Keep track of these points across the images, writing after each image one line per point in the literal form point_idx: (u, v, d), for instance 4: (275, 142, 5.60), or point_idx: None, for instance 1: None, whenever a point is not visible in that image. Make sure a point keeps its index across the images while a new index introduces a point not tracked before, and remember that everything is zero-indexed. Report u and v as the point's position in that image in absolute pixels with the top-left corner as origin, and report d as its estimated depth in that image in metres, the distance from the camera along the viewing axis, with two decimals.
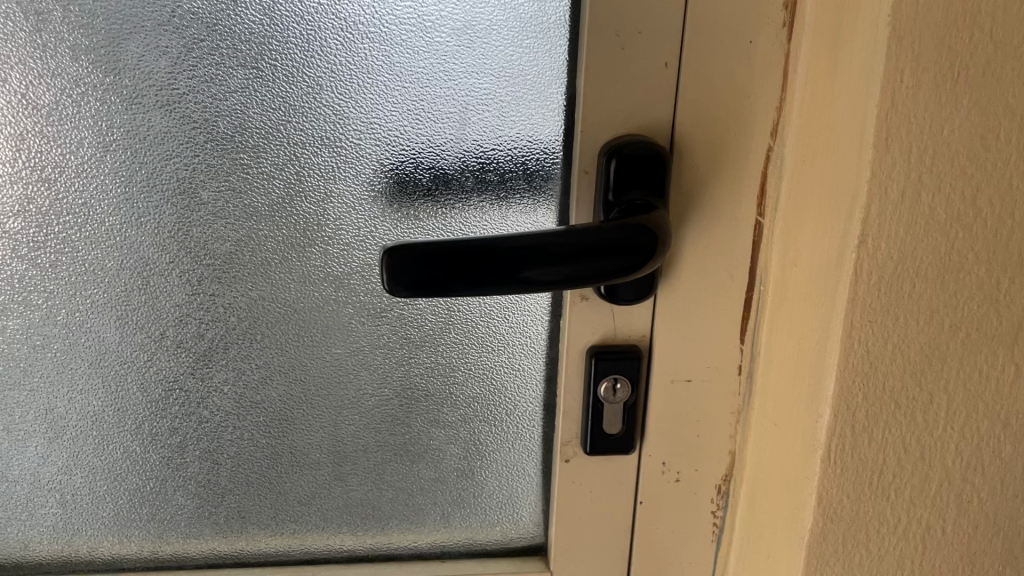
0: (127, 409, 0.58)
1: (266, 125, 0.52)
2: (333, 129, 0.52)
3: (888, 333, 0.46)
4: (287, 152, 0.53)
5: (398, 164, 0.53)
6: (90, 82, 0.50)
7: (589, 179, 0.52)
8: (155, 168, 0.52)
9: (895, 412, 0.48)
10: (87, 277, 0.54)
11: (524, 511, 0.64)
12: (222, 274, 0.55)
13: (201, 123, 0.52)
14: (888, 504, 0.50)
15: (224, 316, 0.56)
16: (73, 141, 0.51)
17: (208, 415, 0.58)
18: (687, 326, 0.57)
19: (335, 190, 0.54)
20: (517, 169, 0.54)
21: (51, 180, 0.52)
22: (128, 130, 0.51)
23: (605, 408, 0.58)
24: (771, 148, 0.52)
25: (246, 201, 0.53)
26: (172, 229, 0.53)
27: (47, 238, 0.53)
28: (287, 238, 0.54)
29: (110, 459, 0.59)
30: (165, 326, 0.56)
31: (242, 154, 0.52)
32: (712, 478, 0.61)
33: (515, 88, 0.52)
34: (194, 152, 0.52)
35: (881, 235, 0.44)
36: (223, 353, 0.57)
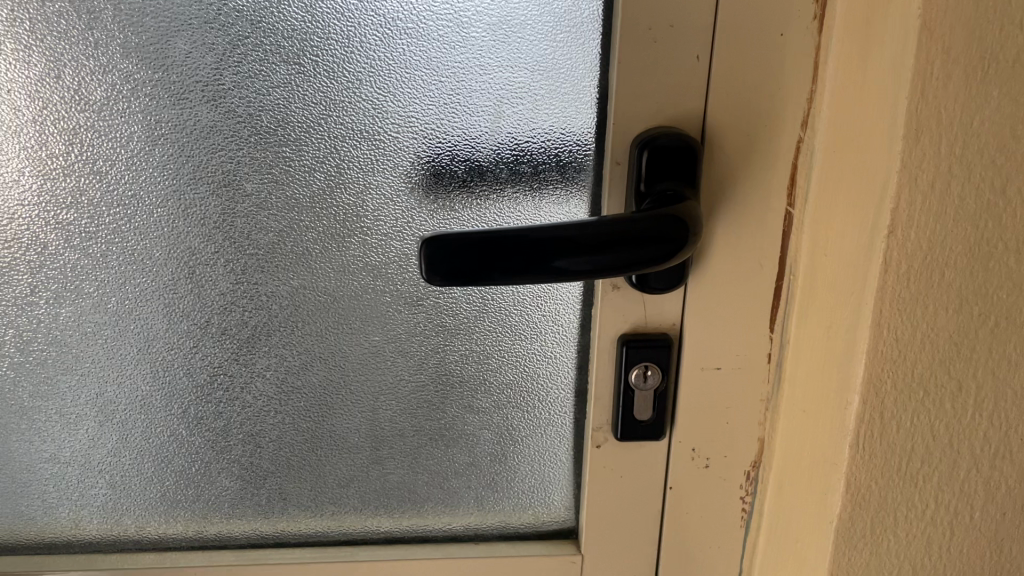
0: (174, 394, 0.60)
1: (307, 119, 0.54)
2: (372, 122, 0.54)
3: (916, 321, 0.47)
4: (328, 144, 0.54)
5: (434, 156, 0.55)
6: (140, 78, 0.52)
7: (621, 170, 0.53)
8: (201, 160, 0.54)
9: (923, 399, 0.49)
10: (136, 266, 0.56)
11: (556, 496, 0.65)
12: (265, 263, 0.57)
13: (245, 117, 0.53)
14: (917, 490, 0.51)
15: (266, 304, 0.58)
16: (123, 136, 0.53)
17: (251, 400, 0.60)
18: (717, 314, 0.58)
19: (373, 182, 0.55)
20: (551, 161, 0.55)
21: (102, 173, 0.54)
22: (176, 124, 0.53)
23: (637, 395, 0.59)
24: (802, 139, 0.53)
25: (288, 192, 0.55)
26: (217, 220, 0.55)
27: (99, 228, 0.55)
28: (328, 229, 0.56)
29: (157, 442, 0.61)
30: (211, 314, 0.58)
31: (285, 147, 0.54)
32: (742, 465, 0.62)
33: (549, 82, 0.53)
34: (238, 145, 0.54)
35: (911, 224, 0.45)
36: (266, 340, 0.59)
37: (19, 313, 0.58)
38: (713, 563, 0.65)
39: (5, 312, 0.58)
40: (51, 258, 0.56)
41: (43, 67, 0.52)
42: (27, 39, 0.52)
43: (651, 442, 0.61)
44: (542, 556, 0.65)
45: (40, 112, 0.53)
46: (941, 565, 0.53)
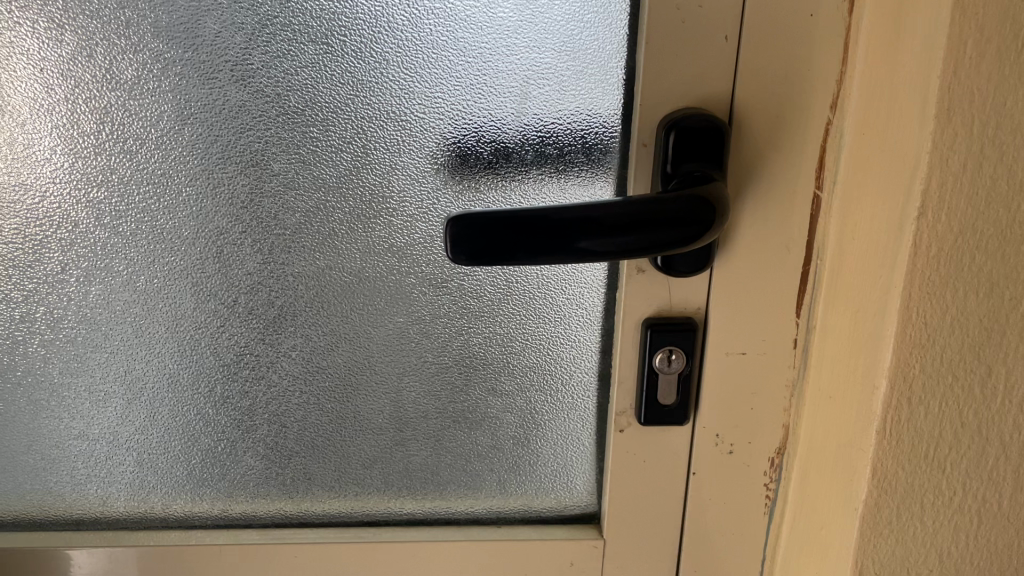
0: (201, 372, 0.60)
1: (335, 100, 0.54)
2: (399, 103, 0.54)
3: (946, 305, 0.47)
4: (355, 125, 0.55)
5: (460, 137, 0.55)
6: (170, 57, 0.53)
7: (648, 151, 0.53)
8: (230, 140, 0.54)
9: (952, 385, 0.48)
10: (164, 245, 0.57)
11: (578, 480, 0.65)
12: (291, 243, 0.57)
13: (273, 96, 0.54)
14: (944, 476, 0.50)
15: (293, 284, 0.58)
16: (153, 115, 0.54)
17: (277, 379, 0.61)
18: (743, 299, 0.57)
19: (399, 162, 0.55)
20: (577, 143, 0.55)
21: (132, 152, 0.55)
22: (205, 103, 0.54)
23: (660, 379, 0.59)
24: (831, 121, 0.53)
25: (315, 172, 0.55)
26: (245, 200, 0.56)
27: (128, 207, 0.56)
28: (354, 209, 0.56)
29: (184, 420, 0.62)
30: (238, 293, 0.58)
31: (312, 126, 0.54)
32: (766, 451, 0.62)
33: (576, 62, 0.53)
34: (266, 125, 0.54)
35: (942, 206, 0.45)
36: (292, 320, 0.59)
37: (50, 290, 0.58)
38: (736, 551, 0.65)
39: (36, 290, 0.59)
40: (81, 236, 0.57)
41: (76, 45, 0.53)
42: (59, 17, 0.52)
43: (675, 426, 0.61)
44: (563, 540, 0.65)
45: (71, 90, 0.54)
46: (968, 554, 0.52)
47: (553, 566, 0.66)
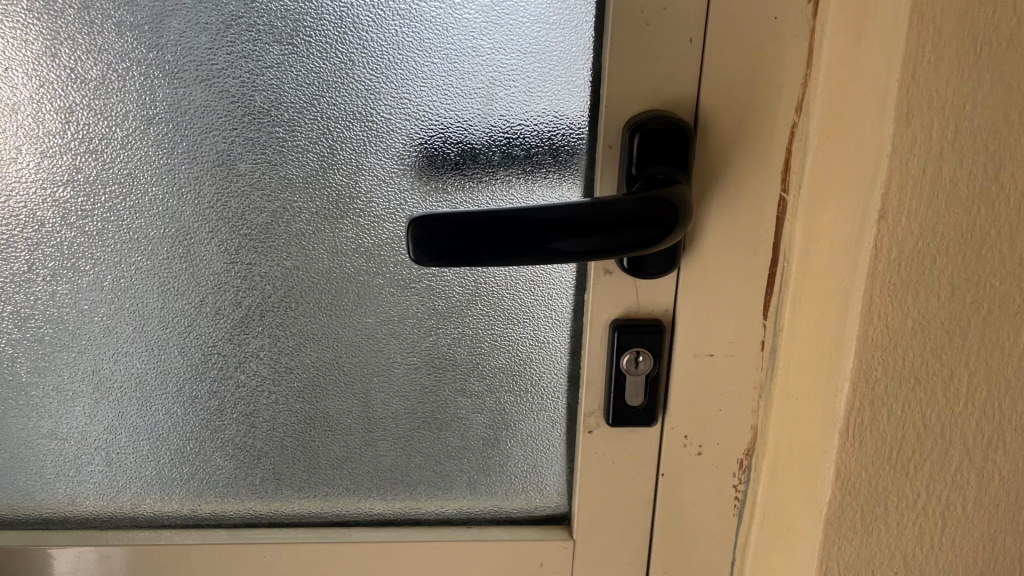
0: (169, 372, 0.60)
1: (300, 100, 0.54)
2: (364, 103, 0.54)
3: (907, 308, 0.47)
4: (321, 125, 0.55)
5: (427, 138, 0.55)
6: (135, 57, 0.53)
7: (613, 153, 0.53)
8: (195, 140, 0.54)
9: (914, 386, 0.48)
10: (132, 245, 0.57)
11: (549, 482, 0.65)
12: (258, 243, 0.57)
13: (238, 97, 0.53)
14: (907, 479, 0.50)
15: (260, 284, 0.58)
16: (118, 115, 0.54)
17: (245, 379, 0.61)
18: (710, 301, 0.57)
19: (366, 163, 0.55)
20: (544, 145, 0.55)
21: (98, 151, 0.54)
22: (170, 103, 0.53)
23: (629, 380, 0.59)
24: (796, 124, 0.53)
25: (281, 172, 0.55)
26: (212, 200, 0.56)
27: (94, 207, 0.56)
28: (321, 210, 0.56)
29: (152, 420, 0.62)
30: (205, 293, 0.58)
31: (278, 127, 0.54)
32: (735, 452, 0.62)
33: (541, 64, 0.53)
34: (232, 125, 0.54)
35: (902, 210, 0.45)
36: (259, 320, 0.59)
37: (18, 289, 0.58)
38: (706, 552, 0.65)
39: (3, 289, 0.58)
40: (48, 236, 0.57)
41: (41, 45, 0.53)
42: (24, 17, 0.52)
43: (645, 427, 0.61)
44: (534, 541, 0.65)
45: (37, 90, 0.54)
46: (932, 556, 0.52)
47: (524, 567, 0.66)
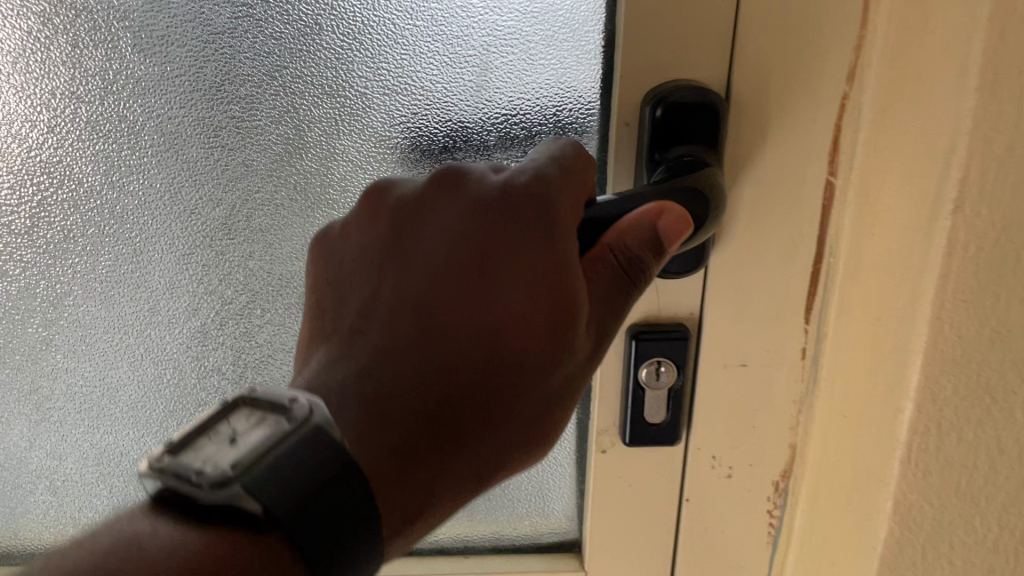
0: (118, 391, 0.52)
1: (258, 73, 0.45)
2: (335, 76, 0.46)
3: (988, 317, 0.37)
4: (284, 102, 0.46)
5: (410, 116, 0.47)
6: (60, 22, 0.44)
7: (630, 132, 0.45)
8: (136, 122, 0.46)
9: (991, 413, 0.38)
10: (67, 245, 0.48)
11: (554, 504, 0.59)
12: (215, 241, 0.49)
13: (186, 70, 0.45)
14: (1000, 534, 0.40)
15: (219, 288, 0.50)
16: (43, 92, 0.45)
17: (206, 399, 0.53)
18: (744, 304, 0.49)
19: (339, 147, 0.47)
20: (548, 122, 0.47)
21: (22, 136, 0.46)
22: (104, 78, 0.45)
23: (647, 397, 0.51)
24: (847, 95, 0.43)
25: (239, 159, 0.47)
26: (159, 191, 0.48)
27: (21, 201, 0.48)
28: (288, 201, 0.48)
29: (101, 445, 0.54)
30: (156, 299, 0.50)
31: (235, 107, 0.46)
32: (770, 473, 0.53)
33: (544, 26, 0.45)
34: (180, 103, 0.46)
35: (983, 197, 0.36)
36: (220, 329, 0.51)
37: None
38: None
39: None
40: None
41: None
42: None
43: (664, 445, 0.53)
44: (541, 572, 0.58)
45: None
46: None
47: None
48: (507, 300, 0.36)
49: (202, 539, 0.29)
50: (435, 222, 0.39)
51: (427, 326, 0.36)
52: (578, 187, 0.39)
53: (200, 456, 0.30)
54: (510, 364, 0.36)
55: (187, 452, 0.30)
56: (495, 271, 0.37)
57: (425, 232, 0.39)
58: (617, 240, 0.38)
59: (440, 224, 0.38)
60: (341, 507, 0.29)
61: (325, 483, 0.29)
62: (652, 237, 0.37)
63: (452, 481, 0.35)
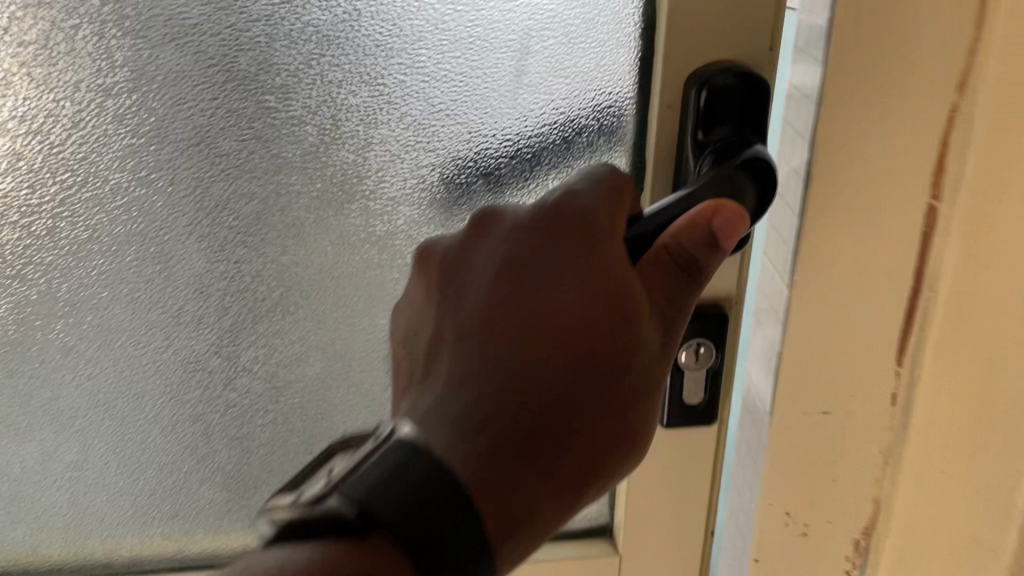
0: (143, 395, 0.50)
1: (295, 61, 0.44)
2: (374, 64, 0.45)
3: None
4: (321, 91, 0.45)
5: (449, 102, 0.46)
6: (86, 11, 0.42)
7: (672, 115, 0.45)
8: (166, 114, 0.44)
9: None
10: (91, 244, 0.46)
11: None
12: (248, 237, 0.47)
13: (219, 60, 0.43)
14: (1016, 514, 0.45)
15: (251, 285, 0.48)
16: (67, 85, 0.43)
17: (237, 398, 0.51)
18: None
19: (376, 136, 0.46)
20: (587, 108, 0.47)
21: (44, 132, 0.44)
22: (133, 69, 0.43)
23: (687, 380, 0.51)
24: (957, 105, 0.40)
25: (274, 151, 0.46)
26: (189, 187, 0.46)
27: (41, 200, 0.45)
28: (323, 192, 0.47)
29: (125, 451, 0.52)
30: (184, 299, 0.48)
31: (270, 97, 0.44)
32: (850, 531, 0.52)
33: (585, 10, 0.44)
34: (212, 94, 0.44)
35: None
36: (252, 328, 0.50)
37: None
38: None
39: None
40: None
41: None
42: None
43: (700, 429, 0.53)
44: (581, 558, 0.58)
45: None
46: None
47: None
48: (570, 299, 0.36)
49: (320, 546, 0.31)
50: (482, 259, 0.38)
51: (496, 331, 0.35)
52: (621, 206, 0.39)
53: (329, 473, 0.34)
54: (591, 360, 0.35)
55: (315, 479, 0.34)
56: (558, 270, 0.36)
57: (473, 269, 0.38)
58: (671, 239, 0.37)
59: (494, 244, 0.38)
60: (449, 511, 0.31)
61: (433, 498, 0.31)
62: (705, 232, 0.37)
63: (550, 494, 0.34)
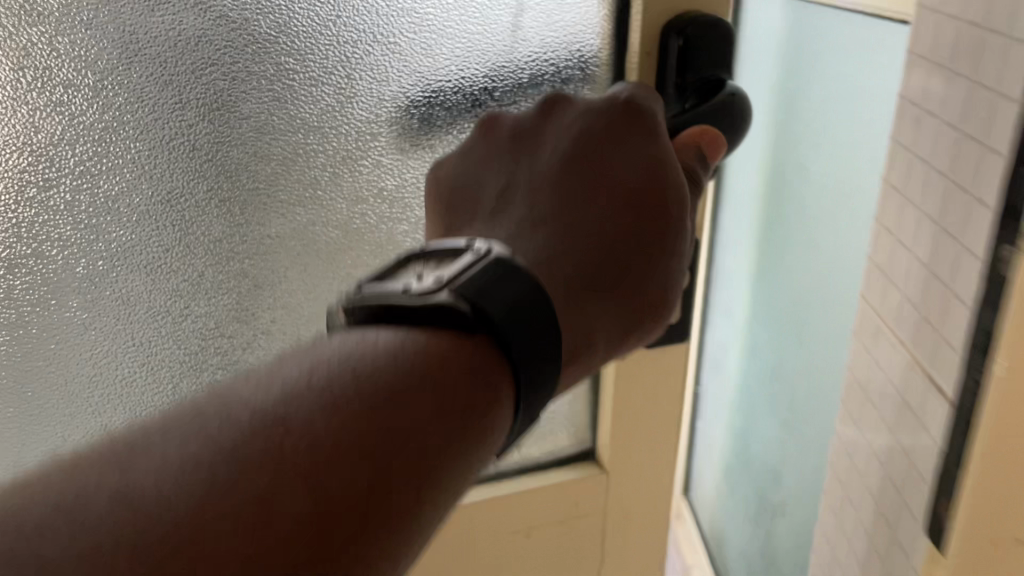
0: (158, 365, 0.51)
1: (311, 23, 0.45)
2: (386, 23, 0.46)
3: None
4: (337, 51, 0.46)
5: (454, 61, 0.48)
6: None
7: (651, 62, 0.47)
8: (186, 79, 0.45)
9: None
10: (107, 215, 0.47)
11: (559, 410, 0.63)
12: (265, 199, 0.48)
13: (238, 23, 0.44)
14: None
15: (270, 246, 0.50)
16: (88, 53, 0.43)
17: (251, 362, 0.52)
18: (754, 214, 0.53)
19: (388, 93, 0.48)
20: (574, 59, 0.49)
21: (64, 102, 0.44)
22: (153, 34, 0.43)
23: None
24: None
25: (291, 112, 0.47)
26: (209, 151, 0.46)
27: (59, 170, 0.45)
28: (337, 151, 0.49)
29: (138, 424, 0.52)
30: (201, 265, 0.49)
31: (287, 61, 0.46)
32: None
33: None
34: (232, 57, 0.45)
35: None
36: (271, 288, 0.51)
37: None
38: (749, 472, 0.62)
39: None
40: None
41: None
42: None
43: (678, 347, 0.57)
44: (573, 481, 0.62)
45: None
46: None
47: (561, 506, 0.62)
48: (632, 165, 0.38)
49: (409, 335, 0.31)
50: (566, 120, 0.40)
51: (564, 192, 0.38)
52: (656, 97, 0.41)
53: (416, 273, 0.34)
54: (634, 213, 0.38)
55: (402, 272, 0.34)
56: (632, 150, 0.39)
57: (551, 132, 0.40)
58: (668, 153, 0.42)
59: (566, 125, 0.40)
60: (518, 343, 0.31)
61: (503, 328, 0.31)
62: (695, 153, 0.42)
63: (624, 310, 0.37)
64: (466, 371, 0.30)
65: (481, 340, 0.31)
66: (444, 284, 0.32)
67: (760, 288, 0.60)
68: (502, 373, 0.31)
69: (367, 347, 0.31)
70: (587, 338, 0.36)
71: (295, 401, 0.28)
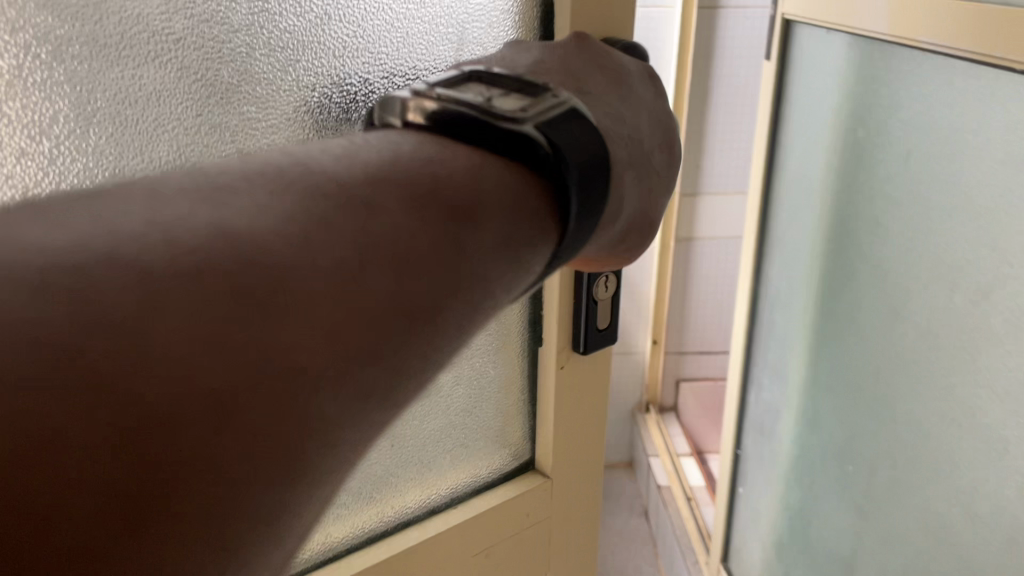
0: None
1: (273, 68, 0.34)
2: (344, 64, 0.35)
3: None
4: (300, 98, 0.35)
5: None
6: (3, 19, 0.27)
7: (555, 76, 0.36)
8: (139, 149, 0.31)
9: None
10: None
11: (487, 424, 0.49)
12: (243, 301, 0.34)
13: (198, 69, 0.32)
14: None
15: None
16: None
17: None
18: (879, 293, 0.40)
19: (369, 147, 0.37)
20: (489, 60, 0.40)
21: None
22: (81, 84, 0.29)
23: (599, 309, 0.46)
24: None
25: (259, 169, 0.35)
26: None
27: None
28: None
29: None
30: None
31: (269, 75, 0.34)
32: None
33: None
34: (194, 113, 0.32)
35: None
36: None
37: None
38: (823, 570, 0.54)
39: None
40: None
41: None
42: None
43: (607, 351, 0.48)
44: (503, 504, 0.49)
45: None
46: None
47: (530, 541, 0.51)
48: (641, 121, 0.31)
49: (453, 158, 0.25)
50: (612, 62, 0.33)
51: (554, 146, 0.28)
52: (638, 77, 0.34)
53: (487, 90, 0.28)
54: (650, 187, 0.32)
55: (467, 88, 0.28)
56: (635, 99, 0.32)
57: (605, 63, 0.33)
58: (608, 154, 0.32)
59: (598, 57, 0.33)
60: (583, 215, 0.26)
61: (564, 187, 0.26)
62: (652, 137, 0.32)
63: (604, 245, 0.32)
64: (522, 205, 0.25)
65: (537, 184, 0.26)
66: (531, 114, 0.26)
67: (822, 353, 0.54)
68: (553, 227, 0.26)
69: (424, 155, 0.25)
70: (611, 219, 0.30)
71: (217, 254, 0.18)
